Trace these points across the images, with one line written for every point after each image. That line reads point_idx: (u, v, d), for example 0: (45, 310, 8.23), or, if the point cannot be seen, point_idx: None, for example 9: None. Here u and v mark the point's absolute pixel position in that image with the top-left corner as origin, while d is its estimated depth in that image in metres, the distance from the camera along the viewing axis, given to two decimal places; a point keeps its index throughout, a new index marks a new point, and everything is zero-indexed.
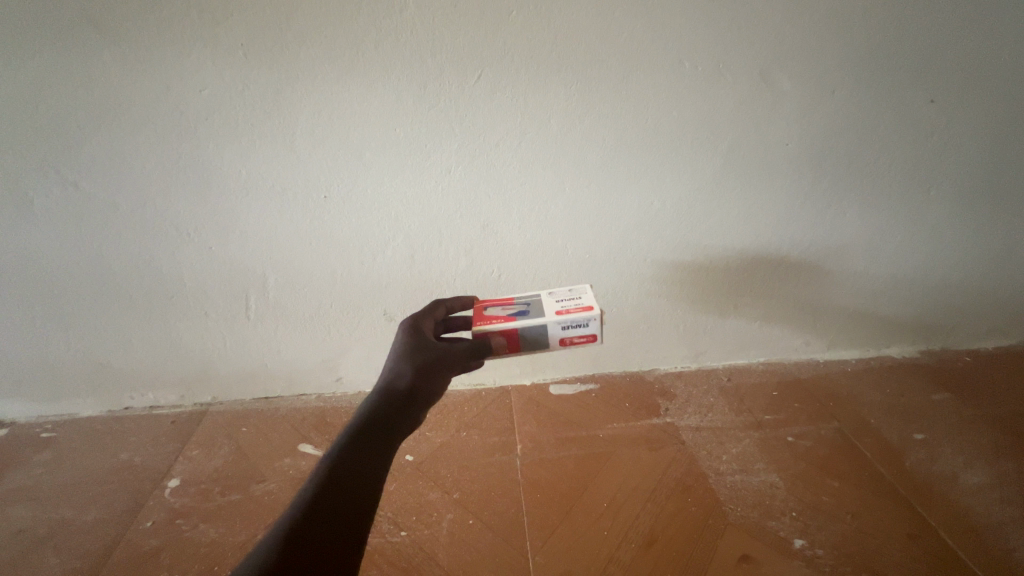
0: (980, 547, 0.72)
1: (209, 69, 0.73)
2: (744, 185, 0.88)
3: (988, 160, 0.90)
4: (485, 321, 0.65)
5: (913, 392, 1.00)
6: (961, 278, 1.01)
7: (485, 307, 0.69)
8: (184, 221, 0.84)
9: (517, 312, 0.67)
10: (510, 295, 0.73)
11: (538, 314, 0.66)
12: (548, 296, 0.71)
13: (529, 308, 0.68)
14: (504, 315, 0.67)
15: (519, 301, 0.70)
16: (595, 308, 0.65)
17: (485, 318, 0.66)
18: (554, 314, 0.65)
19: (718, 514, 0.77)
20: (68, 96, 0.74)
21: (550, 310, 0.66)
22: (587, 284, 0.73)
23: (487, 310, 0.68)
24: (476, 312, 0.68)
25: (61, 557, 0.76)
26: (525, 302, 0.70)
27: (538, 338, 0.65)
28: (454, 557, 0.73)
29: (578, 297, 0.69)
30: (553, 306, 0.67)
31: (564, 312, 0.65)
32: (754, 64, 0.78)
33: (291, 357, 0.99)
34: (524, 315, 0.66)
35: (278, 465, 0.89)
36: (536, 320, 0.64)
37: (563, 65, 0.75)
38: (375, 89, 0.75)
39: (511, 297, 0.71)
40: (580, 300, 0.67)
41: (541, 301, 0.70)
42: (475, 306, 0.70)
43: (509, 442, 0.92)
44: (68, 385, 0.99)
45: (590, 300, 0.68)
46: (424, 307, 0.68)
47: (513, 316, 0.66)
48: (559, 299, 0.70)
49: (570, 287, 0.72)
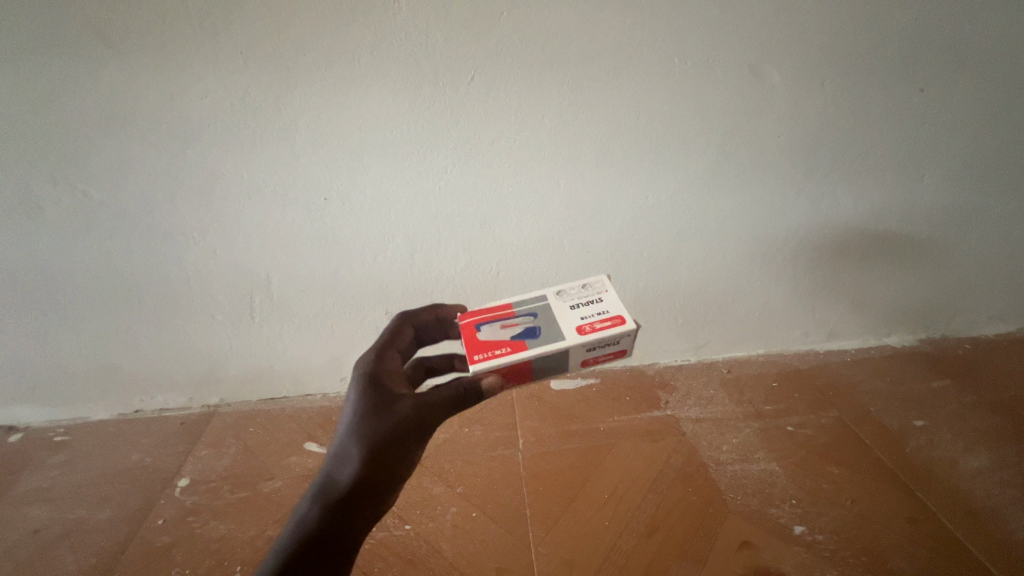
0: (981, 529, 0.72)
1: (212, 77, 0.75)
2: (738, 177, 0.89)
3: (980, 147, 0.91)
4: (481, 350, 0.54)
5: (913, 380, 1.00)
6: (958, 266, 1.02)
7: (478, 327, 0.58)
8: (190, 226, 0.86)
9: (524, 332, 0.55)
10: (507, 303, 0.60)
11: (553, 331, 0.55)
12: (558, 298, 0.58)
13: (539, 324, 0.56)
14: (509, 339, 0.55)
15: (522, 313, 0.57)
16: (628, 320, 0.54)
17: (483, 348, 0.55)
18: (575, 334, 0.54)
19: (718, 502, 0.78)
20: (76, 106, 0.76)
21: (570, 327, 0.55)
22: (603, 275, 0.61)
23: (480, 333, 0.56)
24: (469, 337, 0.56)
25: (76, 555, 0.79)
26: (529, 313, 0.57)
27: (555, 367, 0.55)
28: (459, 548, 0.74)
29: (595, 296, 0.58)
30: (572, 318, 0.56)
31: (589, 330, 0.54)
32: (743, 59, 0.80)
33: (296, 357, 1.01)
34: (534, 337, 0.55)
35: (285, 463, 0.91)
36: (554, 343, 0.53)
37: (554, 64, 0.77)
38: (372, 92, 0.77)
39: (509, 308, 0.59)
40: (604, 310, 0.56)
41: (551, 307, 0.58)
42: (466, 323, 0.58)
43: (511, 436, 0.93)
44: (79, 390, 1.02)
45: (617, 307, 0.56)
46: (387, 332, 0.63)
47: (520, 340, 0.55)
48: (572, 300, 0.58)
49: (582, 283, 0.60)
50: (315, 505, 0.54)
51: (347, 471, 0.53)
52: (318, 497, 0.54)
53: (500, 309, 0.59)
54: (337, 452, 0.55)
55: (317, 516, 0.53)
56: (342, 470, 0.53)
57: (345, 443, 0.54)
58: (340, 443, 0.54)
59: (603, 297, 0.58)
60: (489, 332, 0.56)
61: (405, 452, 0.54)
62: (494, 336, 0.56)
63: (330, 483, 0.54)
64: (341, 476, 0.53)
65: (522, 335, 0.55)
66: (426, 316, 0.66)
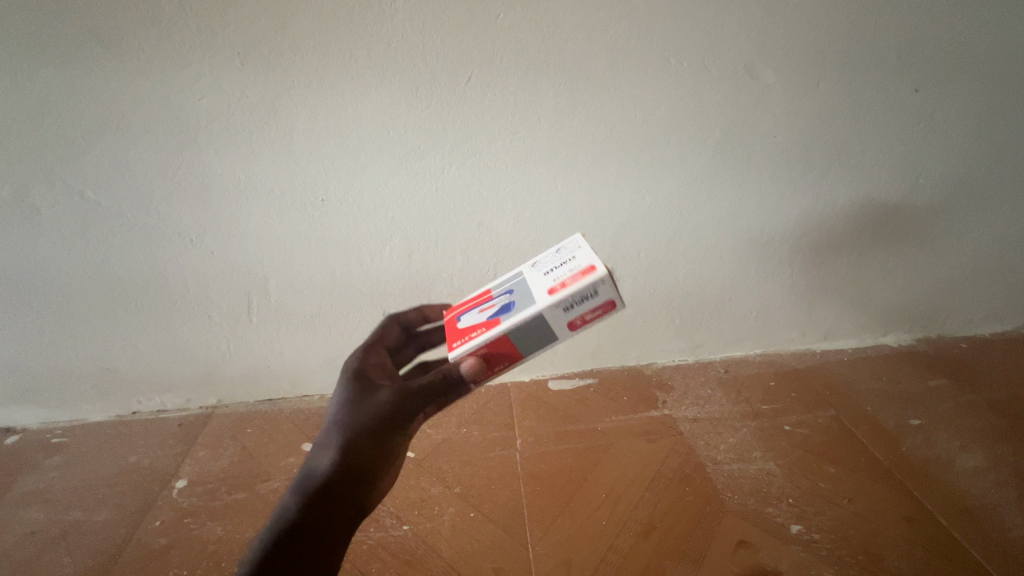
0: (976, 527, 0.73)
1: (208, 78, 0.75)
2: (735, 177, 0.89)
3: (974, 146, 0.91)
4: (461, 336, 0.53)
5: (910, 379, 1.01)
6: (954, 265, 1.02)
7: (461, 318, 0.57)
8: (187, 227, 0.86)
9: (499, 310, 0.52)
10: (488, 289, 0.59)
11: (526, 301, 0.51)
12: (532, 271, 0.56)
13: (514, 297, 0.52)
14: (485, 320, 0.52)
15: (499, 294, 0.55)
16: (599, 268, 0.48)
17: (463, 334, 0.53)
18: (547, 296, 0.49)
19: (715, 502, 0.78)
20: (73, 108, 0.76)
21: (542, 291, 0.50)
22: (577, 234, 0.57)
23: (462, 323, 0.55)
24: (453, 329, 0.55)
25: (73, 557, 0.78)
26: (507, 292, 0.55)
27: (539, 336, 0.50)
28: (456, 548, 0.74)
29: (568, 257, 0.54)
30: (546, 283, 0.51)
31: (559, 290, 0.49)
32: (739, 59, 0.80)
33: (294, 359, 1.01)
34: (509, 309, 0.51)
35: (282, 464, 0.91)
36: (524, 310, 0.49)
37: (551, 65, 0.77)
38: (369, 93, 0.77)
39: (489, 293, 0.58)
40: (574, 266, 0.51)
41: (527, 282, 0.55)
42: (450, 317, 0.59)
43: (509, 436, 0.93)
44: (77, 391, 1.01)
45: (588, 259, 0.51)
46: (375, 332, 0.65)
47: (496, 317, 0.51)
48: (547, 268, 0.54)
49: (556, 249, 0.56)
50: (298, 495, 0.54)
51: (326, 459, 0.54)
52: (299, 490, 0.54)
53: (481, 298, 0.58)
54: (320, 444, 0.56)
55: (297, 507, 0.52)
56: (322, 459, 0.54)
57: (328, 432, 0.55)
58: (324, 433, 0.56)
59: (575, 255, 0.54)
60: (470, 318, 0.55)
61: (382, 440, 0.54)
62: (472, 321, 0.55)
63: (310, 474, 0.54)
64: (320, 465, 0.53)
65: (497, 312, 0.52)
66: (414, 316, 0.67)
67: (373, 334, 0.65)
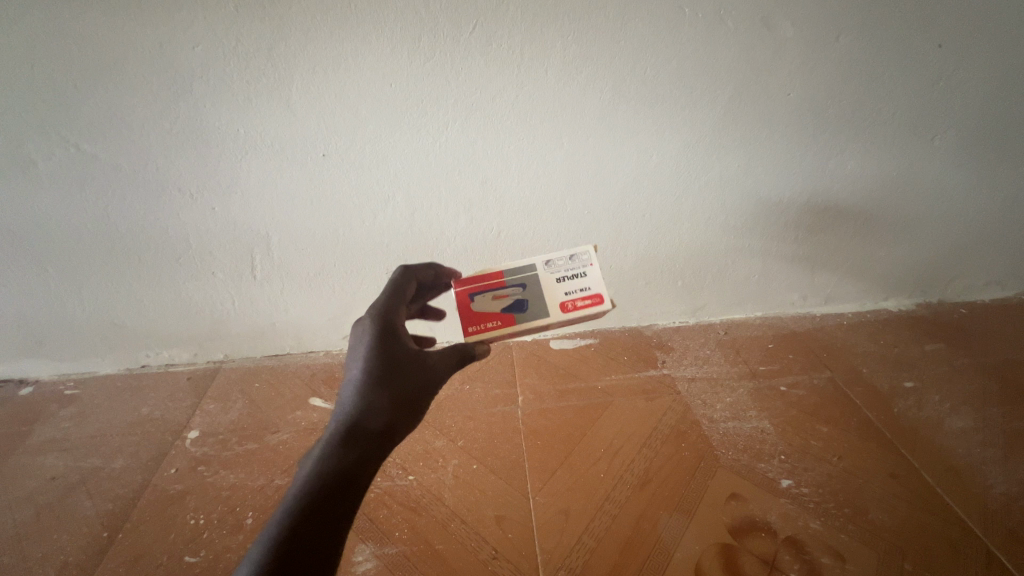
0: (958, 483, 0.76)
1: (201, 24, 0.72)
2: (745, 138, 0.87)
3: (994, 107, 0.88)
4: (477, 324, 0.65)
5: (907, 343, 1.02)
6: (960, 230, 1.02)
7: (472, 297, 0.66)
8: (186, 181, 0.85)
9: (513, 306, 0.65)
10: (498, 271, 0.66)
11: (538, 308, 0.65)
12: (545, 271, 0.66)
13: (527, 297, 0.65)
14: (499, 312, 0.65)
15: (511, 284, 0.66)
16: (605, 300, 0.65)
17: (478, 320, 0.66)
18: (559, 311, 0.65)
19: (710, 458, 0.81)
20: (61, 54, 0.73)
21: (554, 304, 0.65)
22: (591, 247, 0.67)
23: (474, 304, 0.66)
24: (465, 307, 0.65)
25: (94, 501, 0.82)
26: (519, 284, 0.66)
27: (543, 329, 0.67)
28: (459, 498, 0.77)
29: (580, 270, 0.66)
30: (557, 295, 0.65)
31: (571, 309, 0.65)
32: (756, 10, 0.76)
33: (298, 316, 1.02)
34: (522, 312, 0.65)
35: (290, 417, 0.94)
36: (538, 321, 0.64)
37: (559, 14, 0.73)
38: (368, 42, 0.74)
39: (500, 277, 0.66)
40: (585, 288, 0.66)
41: (540, 280, 0.66)
42: (459, 289, 0.66)
43: (510, 393, 0.95)
44: (85, 344, 1.03)
45: (597, 286, 0.66)
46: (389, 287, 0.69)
47: (509, 313, 0.65)
48: (560, 273, 0.66)
49: (569, 254, 0.67)
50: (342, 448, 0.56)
51: (377, 422, 0.58)
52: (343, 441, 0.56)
53: (491, 278, 0.66)
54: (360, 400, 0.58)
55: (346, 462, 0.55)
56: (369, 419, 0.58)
57: (372, 395, 0.58)
58: (369, 394, 0.58)
59: (586, 272, 0.66)
60: (483, 303, 0.66)
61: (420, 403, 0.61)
62: (487, 307, 0.66)
63: (354, 430, 0.57)
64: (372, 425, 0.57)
65: (512, 309, 0.65)
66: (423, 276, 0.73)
67: (388, 286, 0.69)
